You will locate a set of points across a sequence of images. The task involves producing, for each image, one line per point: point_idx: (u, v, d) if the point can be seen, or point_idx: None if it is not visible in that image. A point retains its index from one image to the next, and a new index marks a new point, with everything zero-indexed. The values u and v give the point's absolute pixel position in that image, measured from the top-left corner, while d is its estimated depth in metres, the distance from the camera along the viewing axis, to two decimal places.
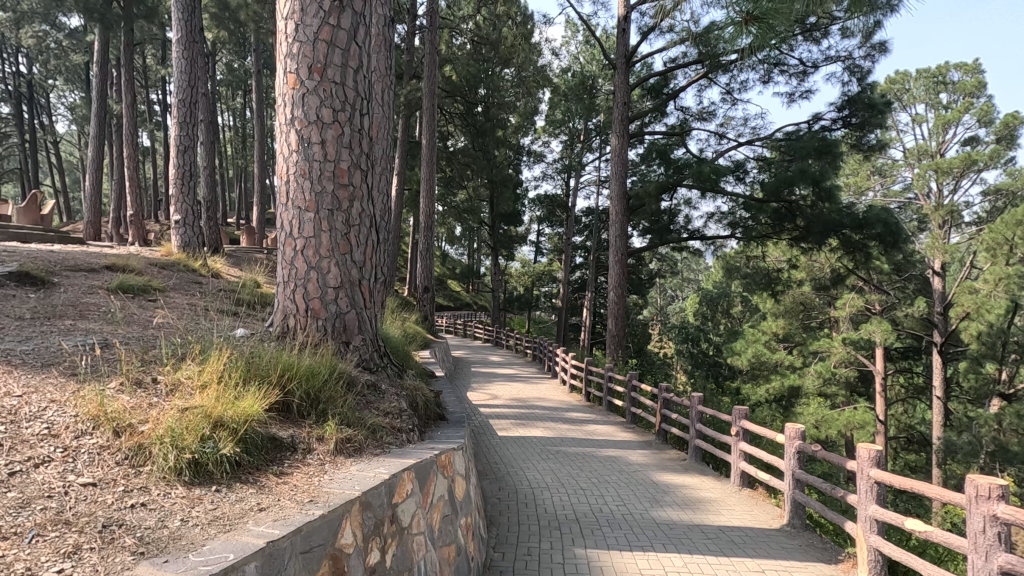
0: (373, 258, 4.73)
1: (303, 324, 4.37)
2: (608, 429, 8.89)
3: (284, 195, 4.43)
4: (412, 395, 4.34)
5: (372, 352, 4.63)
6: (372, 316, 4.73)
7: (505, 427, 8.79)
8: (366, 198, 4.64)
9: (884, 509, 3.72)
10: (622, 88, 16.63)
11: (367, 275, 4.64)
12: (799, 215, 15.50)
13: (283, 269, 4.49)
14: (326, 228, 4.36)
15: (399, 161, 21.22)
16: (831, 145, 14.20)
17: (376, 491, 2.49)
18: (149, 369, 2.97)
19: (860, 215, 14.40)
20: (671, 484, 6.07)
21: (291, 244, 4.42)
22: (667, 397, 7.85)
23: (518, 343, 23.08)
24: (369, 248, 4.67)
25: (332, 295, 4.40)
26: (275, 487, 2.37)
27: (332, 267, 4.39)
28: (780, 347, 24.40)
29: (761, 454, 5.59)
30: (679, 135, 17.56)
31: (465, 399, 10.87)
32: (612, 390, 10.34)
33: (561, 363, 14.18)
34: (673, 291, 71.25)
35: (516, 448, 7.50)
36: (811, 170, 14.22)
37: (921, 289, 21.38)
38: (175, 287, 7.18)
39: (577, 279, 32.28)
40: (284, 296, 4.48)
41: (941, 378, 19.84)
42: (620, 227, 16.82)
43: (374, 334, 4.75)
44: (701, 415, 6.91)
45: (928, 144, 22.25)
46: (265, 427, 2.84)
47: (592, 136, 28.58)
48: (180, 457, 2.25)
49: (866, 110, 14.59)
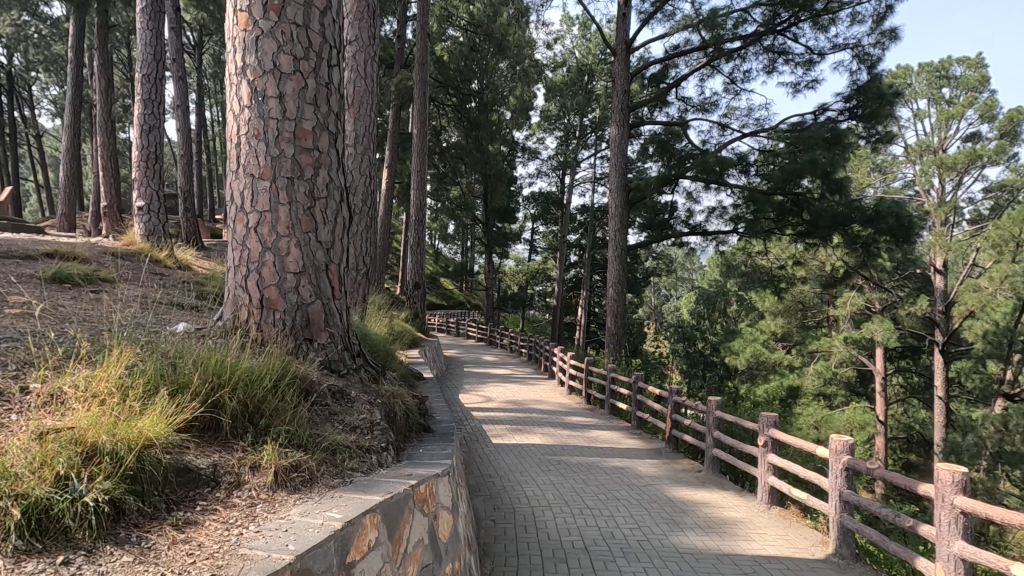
0: (343, 239, 3.96)
1: (258, 319, 3.62)
2: (610, 434, 8.14)
3: (234, 160, 3.65)
4: (389, 404, 3.58)
5: (342, 352, 3.87)
6: (342, 308, 3.96)
7: (501, 433, 8.04)
8: (336, 165, 3.88)
9: (975, 548, 3.01)
10: (622, 76, 15.88)
11: (337, 259, 3.88)
12: (807, 210, 14.86)
13: (233, 252, 3.71)
14: (285, 199, 3.59)
15: (389, 154, 20.41)
16: (841, 135, 13.51)
17: (319, 552, 1.73)
18: (22, 377, 2.22)
19: (870, 209, 13.66)
20: (690, 500, 5.35)
21: (242, 220, 3.64)
22: (678, 401, 7.11)
23: (513, 342, 22.39)
24: (339, 227, 3.90)
25: (291, 283, 3.63)
26: (164, 551, 1.62)
27: (292, 248, 3.61)
28: (779, 347, 23.74)
29: (795, 469, 4.88)
30: (679, 126, 16.88)
31: (456, 403, 10.10)
32: (615, 391, 9.59)
33: (559, 363, 13.42)
34: (666, 290, 70.66)
35: (513, 458, 6.74)
36: (821, 161, 13.41)
37: (924, 287, 20.32)
38: (128, 277, 6.38)
39: (572, 277, 31.55)
40: (235, 283, 3.72)
41: (943, 378, 19.25)
42: (619, 222, 16.13)
43: (345, 329, 3.99)
44: (719, 422, 6.21)
45: (930, 140, 21.61)
46: (176, 454, 2.09)
47: (588, 132, 27.64)
48: (8, 513, 1.49)
49: (873, 101, 13.93)
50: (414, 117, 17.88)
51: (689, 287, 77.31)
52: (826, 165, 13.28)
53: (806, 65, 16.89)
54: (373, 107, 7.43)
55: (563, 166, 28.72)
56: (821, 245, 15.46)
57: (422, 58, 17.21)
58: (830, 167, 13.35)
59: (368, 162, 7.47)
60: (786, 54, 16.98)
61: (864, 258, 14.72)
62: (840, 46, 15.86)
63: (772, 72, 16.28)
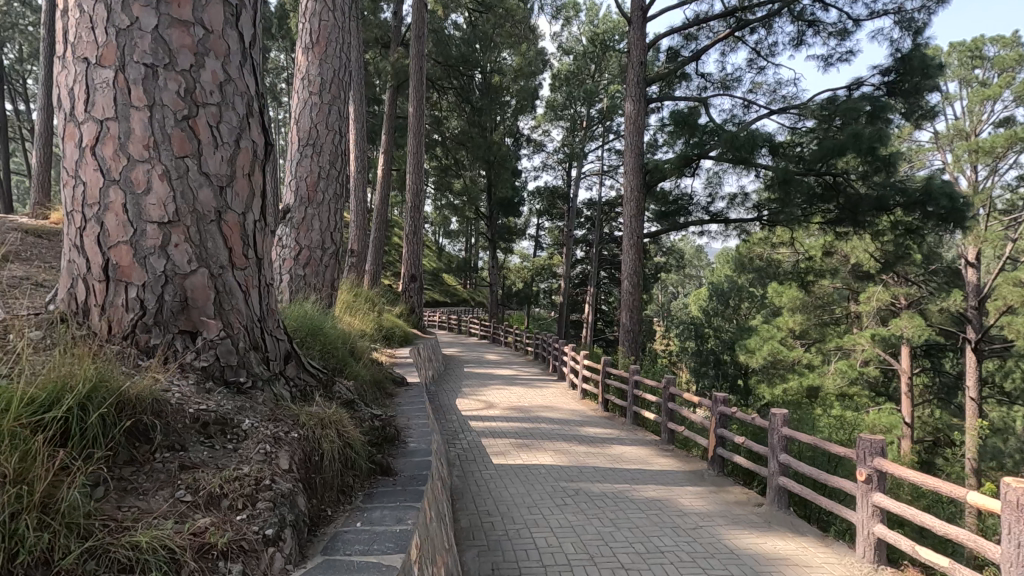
0: (250, 173, 2.51)
1: (101, 300, 2.22)
2: (633, 451, 6.69)
3: (61, 37, 2.24)
4: (313, 440, 2.17)
5: (248, 352, 2.43)
6: (251, 283, 2.51)
7: (503, 450, 6.62)
8: (239, 58, 2.46)
9: None
10: (638, 47, 14.33)
11: (246, 208, 2.48)
12: (845, 193, 12.75)
13: (65, 192, 2.28)
14: (139, 101, 2.17)
15: (384, 140, 18.93)
16: (886, 107, 11.71)
17: None
18: None
19: (916, 191, 11.79)
20: (761, 554, 3.92)
21: (72, 134, 2.22)
22: (726, 411, 5.71)
23: (516, 339, 21.09)
24: (245, 155, 2.48)
25: (154, 239, 2.21)
26: None
27: (155, 182, 2.19)
28: (797, 345, 21.84)
29: (920, 518, 3.44)
30: (701, 102, 15.31)
31: (451, 410, 8.70)
32: (639, 397, 8.11)
33: (569, 364, 12.00)
34: (674, 288, 69.24)
35: (521, 488, 5.28)
36: (866, 133, 11.37)
37: (955, 280, 18.22)
38: (26, 255, 5.00)
39: (578, 274, 29.91)
40: (67, 245, 2.30)
41: (976, 379, 17.32)
42: (636, 207, 14.57)
43: (258, 318, 2.55)
44: (787, 443, 4.77)
45: (961, 125, 19.91)
46: None
47: (595, 123, 25.96)
48: None
49: (916, 74, 11.90)
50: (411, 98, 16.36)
51: (695, 283, 75.82)
52: (873, 139, 11.23)
53: (839, 35, 15.36)
54: (346, 47, 5.86)
55: (569, 158, 27.11)
56: (854, 235, 13.57)
57: (419, 31, 15.72)
58: (878, 142, 11.28)
59: (340, 113, 5.89)
60: (816, 25, 15.45)
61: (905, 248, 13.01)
62: (879, 12, 14.28)
63: (801, 45, 14.80)
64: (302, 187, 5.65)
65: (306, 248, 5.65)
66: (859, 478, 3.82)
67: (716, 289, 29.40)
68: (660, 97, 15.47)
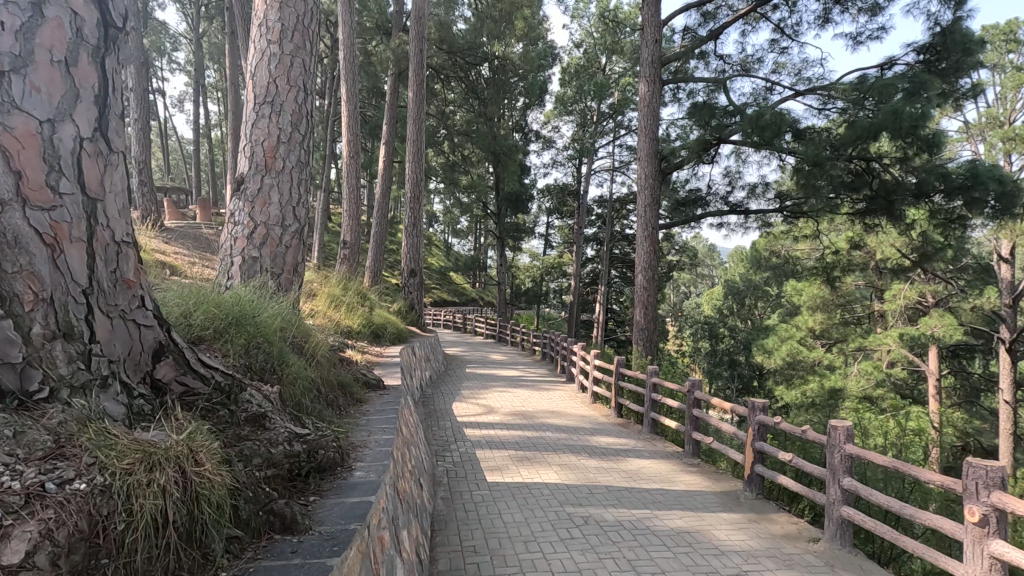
0: (64, 53, 1.60)
1: None
2: (651, 466, 5.71)
3: None
4: (114, 490, 1.24)
5: (52, 340, 1.52)
6: (69, 234, 1.59)
7: (499, 463, 5.68)
8: None
9: None
10: (651, 24, 13.23)
11: (57, 113, 1.57)
12: (879, 179, 10.52)
13: None
14: None
15: (385, 133, 17.95)
16: (929, 81, 9.21)
17: None
18: None
19: (958, 173, 9.46)
20: None
21: None
22: (765, 423, 4.72)
23: (523, 338, 20.13)
24: (53, 27, 1.57)
25: None
26: None
27: None
28: (818, 345, 20.64)
29: None
30: (720, 86, 14.24)
31: (446, 415, 7.82)
32: (658, 403, 7.11)
33: (579, 364, 11.02)
34: (688, 289, 68.24)
35: (518, 516, 4.31)
36: (908, 109, 8.92)
37: (987, 277, 16.30)
38: None
39: (588, 272, 28.82)
40: None
41: (1010, 381, 15.25)
42: (650, 195, 13.54)
43: (87, 286, 1.64)
44: (851, 464, 3.80)
45: (995, 113, 18.52)
46: None
47: (606, 118, 24.73)
48: None
49: (957, 51, 9.51)
50: (411, 86, 15.36)
51: (708, 283, 74.12)
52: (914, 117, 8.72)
53: (869, 11, 14.18)
54: None
55: (580, 154, 26.03)
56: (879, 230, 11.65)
57: (419, 14, 14.80)
58: (922, 122, 8.87)
59: (304, 67, 4.95)
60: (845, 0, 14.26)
61: (938, 244, 11.58)
62: None
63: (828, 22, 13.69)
64: (258, 152, 4.76)
65: (263, 225, 4.72)
66: (969, 520, 2.85)
67: (730, 287, 28.22)
68: (676, 79, 14.37)
